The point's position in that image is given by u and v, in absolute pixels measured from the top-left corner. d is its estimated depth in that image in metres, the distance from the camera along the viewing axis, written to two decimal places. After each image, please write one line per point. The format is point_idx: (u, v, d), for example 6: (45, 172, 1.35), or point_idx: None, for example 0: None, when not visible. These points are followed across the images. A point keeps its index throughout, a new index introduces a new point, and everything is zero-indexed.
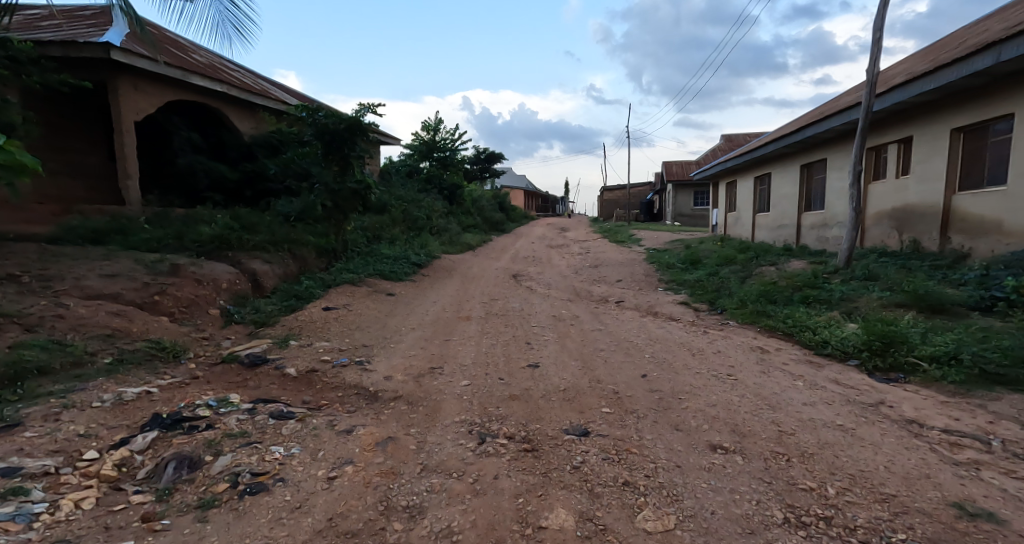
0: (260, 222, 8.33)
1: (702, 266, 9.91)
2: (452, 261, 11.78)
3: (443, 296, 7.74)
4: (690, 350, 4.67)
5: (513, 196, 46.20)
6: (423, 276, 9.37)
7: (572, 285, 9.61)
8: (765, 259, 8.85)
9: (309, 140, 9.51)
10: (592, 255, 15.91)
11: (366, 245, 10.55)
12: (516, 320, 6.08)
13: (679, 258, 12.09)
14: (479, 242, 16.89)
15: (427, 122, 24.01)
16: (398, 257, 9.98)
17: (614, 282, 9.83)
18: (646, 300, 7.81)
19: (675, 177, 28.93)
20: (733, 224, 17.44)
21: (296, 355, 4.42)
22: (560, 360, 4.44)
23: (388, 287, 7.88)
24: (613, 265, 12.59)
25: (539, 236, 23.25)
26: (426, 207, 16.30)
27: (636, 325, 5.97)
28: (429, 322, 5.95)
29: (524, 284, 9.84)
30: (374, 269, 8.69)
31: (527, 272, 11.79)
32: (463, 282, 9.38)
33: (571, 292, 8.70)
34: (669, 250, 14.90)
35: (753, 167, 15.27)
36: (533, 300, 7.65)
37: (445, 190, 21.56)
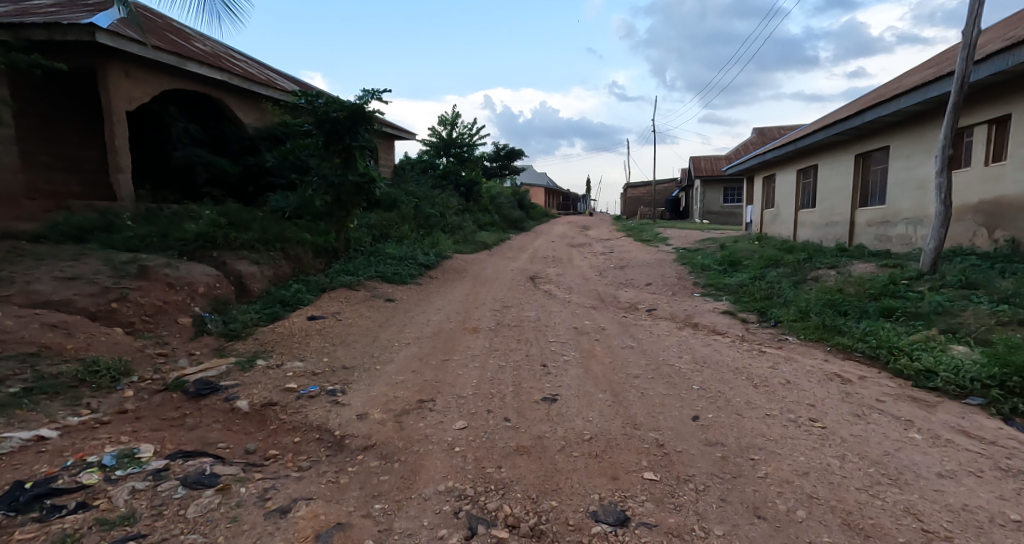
0: (253, 219, 7.58)
1: (746, 270, 8.83)
2: (466, 262, 10.94)
3: (451, 302, 6.90)
4: (750, 380, 3.69)
5: (533, 194, 45.27)
6: (432, 278, 8.57)
7: (597, 290, 8.64)
8: (820, 262, 7.76)
9: (310, 131, 8.76)
10: (618, 255, 14.93)
11: (372, 245, 9.77)
12: (531, 334, 5.17)
13: (715, 259, 11.09)
14: (496, 241, 16.06)
15: (444, 117, 23.20)
16: (406, 257, 9.19)
17: (644, 287, 8.83)
18: (684, 309, 6.82)
19: (703, 174, 27.59)
20: (771, 222, 16.28)
21: (256, 382, 3.57)
22: (584, 392, 3.53)
23: (390, 291, 7.08)
24: (641, 266, 11.58)
25: (559, 235, 22.30)
26: (440, 204, 15.51)
27: (678, 342, 4.99)
28: (429, 335, 5.09)
29: (542, 287, 8.95)
30: (376, 271, 7.88)
31: (547, 274, 10.88)
32: (474, 286, 8.53)
33: (595, 299, 7.75)
34: (702, 250, 13.92)
35: (796, 159, 14.12)
36: (552, 308, 6.73)
37: (462, 186, 20.76)
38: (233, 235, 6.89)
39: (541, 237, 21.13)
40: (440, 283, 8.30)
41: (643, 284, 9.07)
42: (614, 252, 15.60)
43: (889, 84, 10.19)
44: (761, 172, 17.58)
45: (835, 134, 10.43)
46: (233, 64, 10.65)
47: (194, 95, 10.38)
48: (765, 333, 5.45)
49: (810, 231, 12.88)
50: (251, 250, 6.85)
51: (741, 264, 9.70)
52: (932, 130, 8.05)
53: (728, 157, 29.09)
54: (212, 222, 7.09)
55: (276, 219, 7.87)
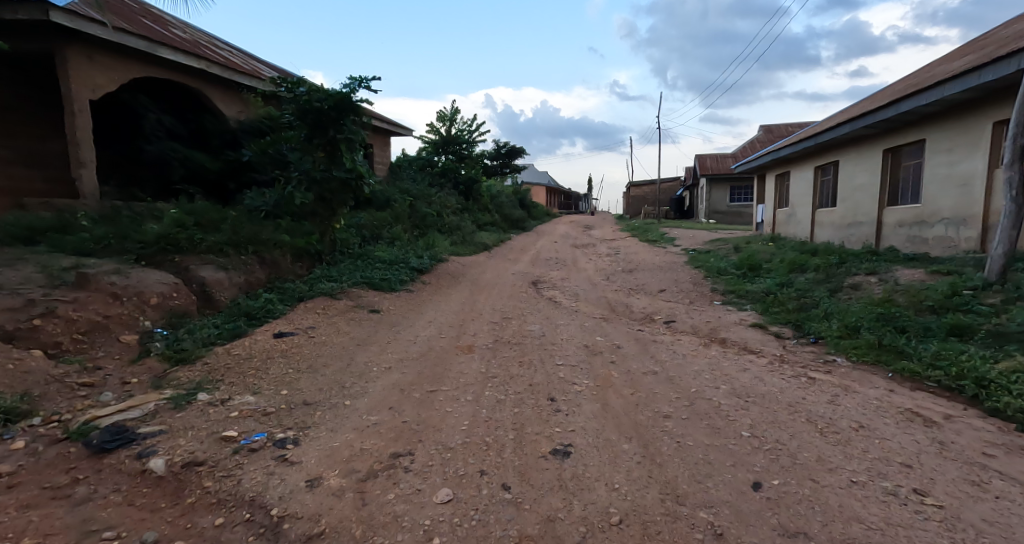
0: (226, 219, 6.82)
1: (770, 277, 8.07)
2: (463, 265, 10.20)
3: (443, 312, 6.16)
4: (813, 423, 2.95)
5: (534, 193, 44.58)
6: (424, 284, 7.84)
7: (606, 298, 7.89)
8: (855, 267, 7.00)
9: (292, 122, 8.01)
10: (624, 257, 14.22)
11: (360, 247, 9.04)
12: (536, 356, 4.42)
13: (732, 263, 10.39)
14: (497, 242, 15.34)
15: (443, 113, 22.46)
16: (397, 261, 8.45)
17: (659, 294, 8.08)
18: (708, 322, 6.07)
19: (710, 172, 26.80)
20: (785, 222, 15.60)
21: (187, 427, 2.80)
22: (604, 442, 2.77)
23: (375, 300, 6.34)
24: (651, 269, 10.85)
25: (562, 235, 21.58)
26: (437, 203, 14.78)
27: (711, 365, 4.23)
28: (417, 356, 4.37)
29: (545, 293, 8.20)
30: (362, 277, 7.15)
31: (550, 278, 10.14)
32: (469, 292, 7.79)
33: (606, 309, 6.99)
34: (714, 252, 13.23)
35: (815, 155, 13.46)
36: (559, 320, 5.99)
37: (461, 185, 20.04)
38: (199, 237, 6.13)
39: (543, 237, 20.42)
40: (432, 290, 7.56)
41: (657, 291, 8.33)
42: (620, 254, 14.88)
43: (923, 72, 9.45)
44: (774, 171, 16.90)
45: (864, 126, 9.77)
46: (213, 52, 9.87)
47: (170, 85, 9.59)
48: (807, 353, 4.70)
49: (830, 232, 12.25)
50: (220, 255, 6.10)
51: (762, 269, 9.05)
52: (976, 121, 7.39)
53: (734, 155, 28.37)
54: (178, 222, 6.33)
55: (252, 219, 7.11)
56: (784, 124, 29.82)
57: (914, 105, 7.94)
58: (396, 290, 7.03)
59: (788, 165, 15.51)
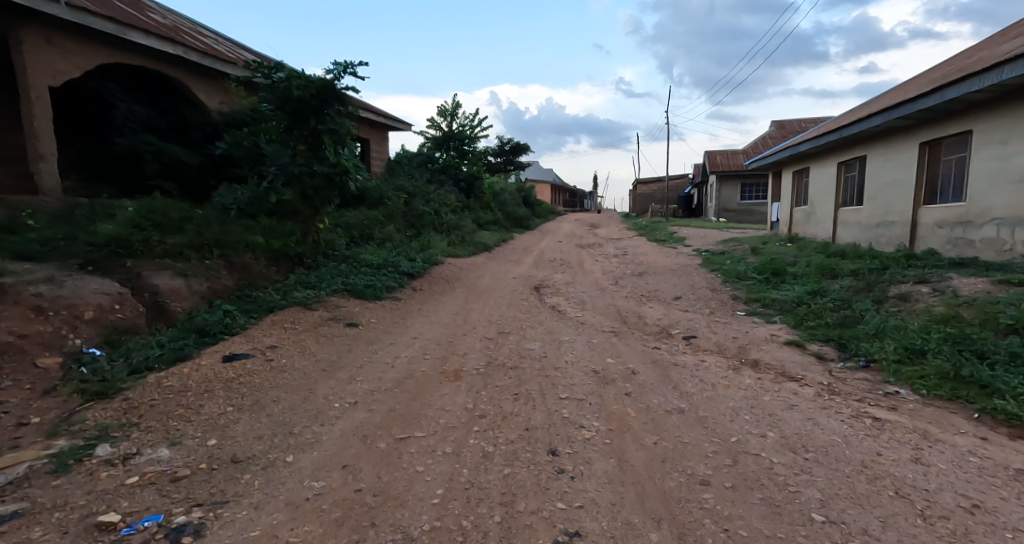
0: (191, 217, 6.06)
1: (801, 285, 7.28)
2: (460, 269, 9.47)
3: (431, 327, 5.43)
4: (910, 501, 2.21)
5: (538, 191, 43.85)
6: (414, 291, 7.11)
7: (616, 307, 7.12)
8: (899, 276, 6.20)
9: (271, 111, 7.25)
10: (633, 258, 13.49)
11: (347, 250, 8.32)
12: (536, 389, 3.67)
13: (752, 266, 9.66)
14: (498, 242, 14.64)
15: (445, 108, 21.72)
16: (386, 265, 7.73)
17: (674, 304, 7.32)
18: (735, 339, 5.29)
19: (720, 169, 25.98)
20: (803, 222, 14.83)
21: (54, 507, 2.05)
22: (624, 531, 2.08)
23: (355, 312, 5.61)
24: (663, 273, 10.11)
25: (566, 234, 20.86)
26: (436, 201, 14.08)
27: (752, 401, 3.45)
28: (398, 384, 3.68)
29: (547, 301, 7.45)
30: (344, 284, 6.43)
31: (553, 283, 9.41)
32: (462, 300, 7.06)
33: (616, 321, 6.23)
34: (730, 253, 12.51)
35: (839, 150, 12.67)
36: (563, 336, 5.24)
37: (462, 181, 19.35)
38: (156, 238, 5.38)
39: (547, 236, 19.72)
40: (423, 298, 6.83)
41: (672, 300, 7.57)
42: (629, 255, 14.14)
43: (966, 59, 8.64)
44: (791, 167, 16.10)
45: (900, 117, 8.98)
46: (193, 38, 9.10)
47: (146, 71, 8.81)
48: (861, 385, 3.92)
49: (857, 232, 11.52)
50: (180, 258, 5.34)
51: (786, 273, 8.37)
52: None
53: (744, 152, 27.56)
54: (134, 221, 5.58)
55: (222, 217, 6.37)
56: (796, 120, 28.93)
57: (963, 92, 7.30)
58: (382, 300, 6.30)
59: (807, 161, 14.71)
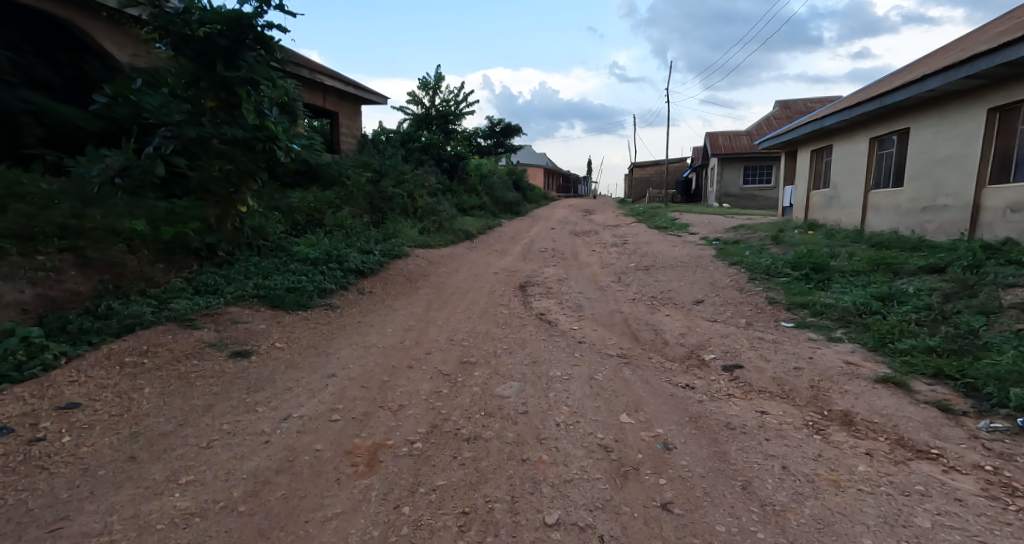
0: (32, 193, 4.39)
1: (857, 287, 5.71)
2: (428, 264, 7.79)
3: (365, 355, 3.80)
4: None
5: (531, 174, 41.96)
6: (357, 298, 5.45)
7: (621, 319, 5.51)
8: (1007, 279, 4.63)
9: (170, 55, 5.50)
10: (633, 248, 11.95)
11: (281, 240, 6.63)
12: (498, 500, 2.08)
13: (781, 259, 8.15)
14: (482, 229, 12.96)
15: (426, 81, 19.85)
16: (325, 259, 6.05)
17: (696, 311, 5.74)
18: (798, 370, 3.70)
19: (722, 151, 24.37)
20: (824, 206, 13.31)
21: None
22: None
23: (256, 331, 3.94)
24: (672, 268, 8.57)
25: (559, 220, 19.22)
26: (410, 183, 12.35)
27: (896, 532, 1.87)
28: (262, 488, 2.07)
29: (531, 308, 5.82)
30: (260, 288, 4.79)
31: (542, 281, 7.77)
32: (419, 307, 5.40)
33: (625, 341, 4.63)
34: (746, 243, 11.02)
35: (871, 123, 11.14)
36: (550, 370, 3.64)
37: (444, 162, 17.64)
38: None
39: (538, 223, 18.08)
40: (366, 308, 5.16)
41: (691, 305, 5.99)
42: (630, 244, 12.62)
43: None
44: (809, 145, 14.55)
45: (965, 77, 7.44)
46: None
47: (29, 12, 7.01)
48: None
49: (895, 218, 10.06)
50: None
51: (828, 268, 6.85)
52: None
53: (748, 133, 25.91)
54: None
55: (87, 196, 4.69)
56: (802, 99, 27.26)
57: None
58: (304, 311, 4.64)
59: (830, 138, 13.17)
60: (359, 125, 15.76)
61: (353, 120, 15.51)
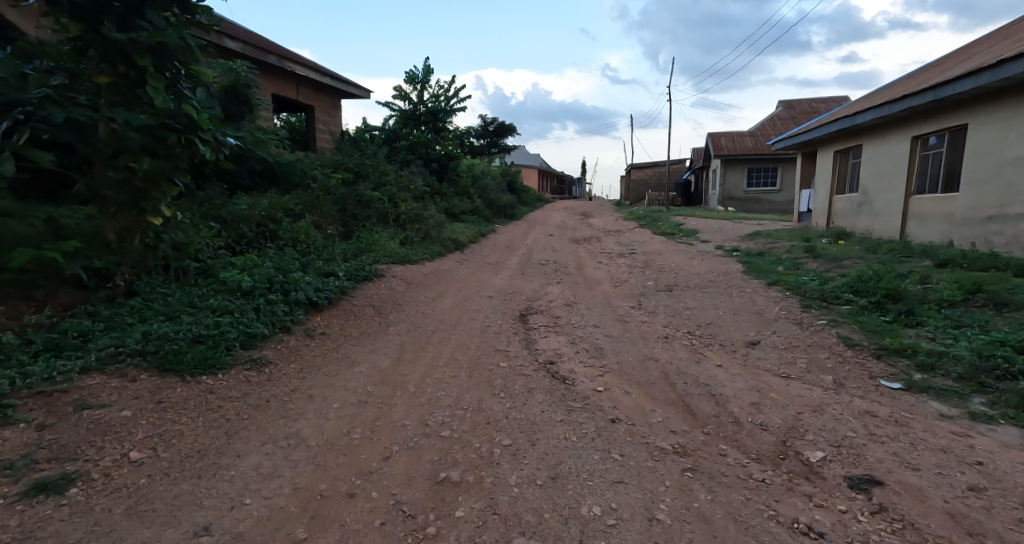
0: None
1: (964, 329, 4.37)
2: (406, 288, 6.35)
3: (285, 467, 2.38)
4: None
5: (525, 175, 40.55)
6: (298, 348, 4.01)
7: (656, 373, 4.12)
8: None
9: (46, 13, 4.04)
10: (644, 259, 10.63)
11: (214, 261, 5.18)
12: None
13: (830, 280, 6.84)
14: (474, 238, 11.55)
15: (414, 74, 18.43)
16: (265, 289, 4.63)
17: (752, 358, 4.37)
18: (974, 496, 2.30)
19: (727, 152, 23.14)
20: (851, 213, 12.03)
21: None
22: None
23: (108, 425, 2.46)
24: (698, 289, 7.23)
25: (556, 225, 17.87)
26: (393, 185, 10.94)
27: None
28: None
29: (536, 359, 4.41)
30: (156, 337, 3.37)
31: (545, 308, 6.38)
32: (379, 363, 3.96)
33: (675, 421, 3.23)
34: (773, 256, 9.72)
35: (913, 120, 9.83)
36: (578, 508, 2.21)
37: (433, 162, 16.25)
38: None
39: (535, 228, 16.72)
40: (308, 366, 3.71)
41: (743, 348, 4.63)
42: (640, 255, 11.28)
43: None
44: (830, 145, 13.24)
45: None
46: None
47: None
48: None
49: (947, 227, 8.77)
50: None
51: (904, 295, 5.52)
52: None
53: (753, 133, 24.72)
54: None
55: None
56: (808, 100, 26.14)
57: None
58: (207, 378, 3.18)
59: (857, 137, 11.85)
60: (339, 121, 14.29)
61: (332, 115, 14.03)
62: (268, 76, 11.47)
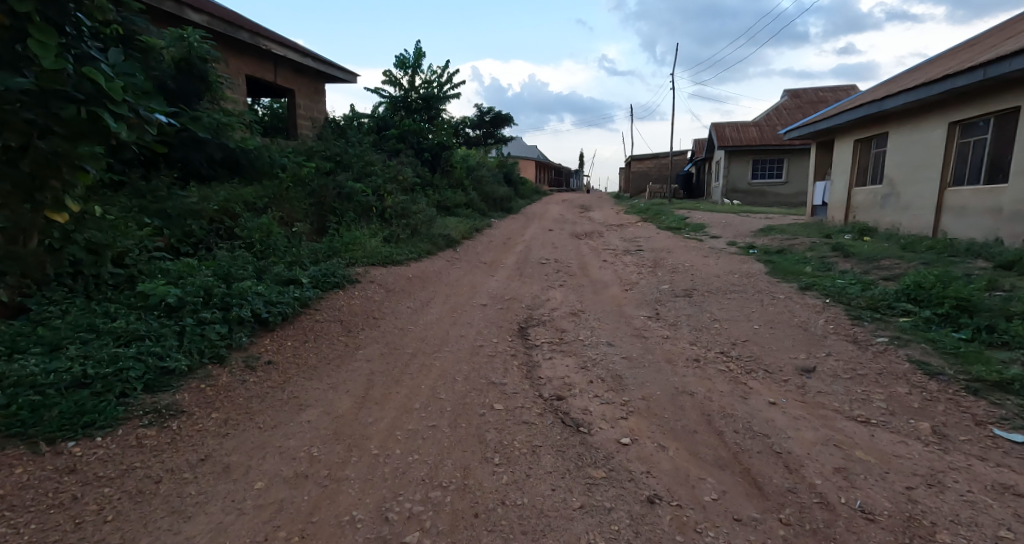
0: None
1: None
2: (384, 296, 5.41)
3: None
4: None
5: (522, 168, 39.32)
6: (228, 388, 3.08)
7: (694, 414, 3.21)
8: None
9: None
10: (653, 257, 9.72)
11: (145, 268, 4.28)
12: None
13: (874, 285, 5.93)
14: (467, 233, 10.60)
15: (404, 59, 17.38)
16: (198, 304, 3.73)
17: (813, 390, 3.46)
18: None
19: (732, 142, 22.21)
20: (872, 206, 11.15)
21: None
22: None
23: None
24: (721, 294, 6.32)
25: (555, 219, 16.93)
26: (378, 175, 9.97)
27: None
28: None
29: (538, 395, 3.48)
30: (15, 382, 2.50)
31: (548, 318, 5.47)
32: (330, 410, 3.01)
33: (735, 500, 2.33)
34: (794, 254, 8.86)
35: (947, 105, 8.92)
36: None
37: (425, 152, 15.25)
38: None
39: (533, 222, 15.77)
40: (232, 417, 2.79)
41: (795, 377, 3.73)
42: (648, 252, 10.39)
43: None
44: (849, 134, 12.28)
45: None
46: None
47: None
48: None
49: (992, 223, 7.89)
50: None
51: (980, 304, 4.57)
52: None
53: (758, 123, 23.77)
54: None
55: None
56: (814, 88, 25.18)
57: None
58: (74, 450, 2.28)
59: (880, 124, 10.93)
60: (322, 107, 13.26)
61: (314, 101, 12.99)
62: (240, 56, 10.45)
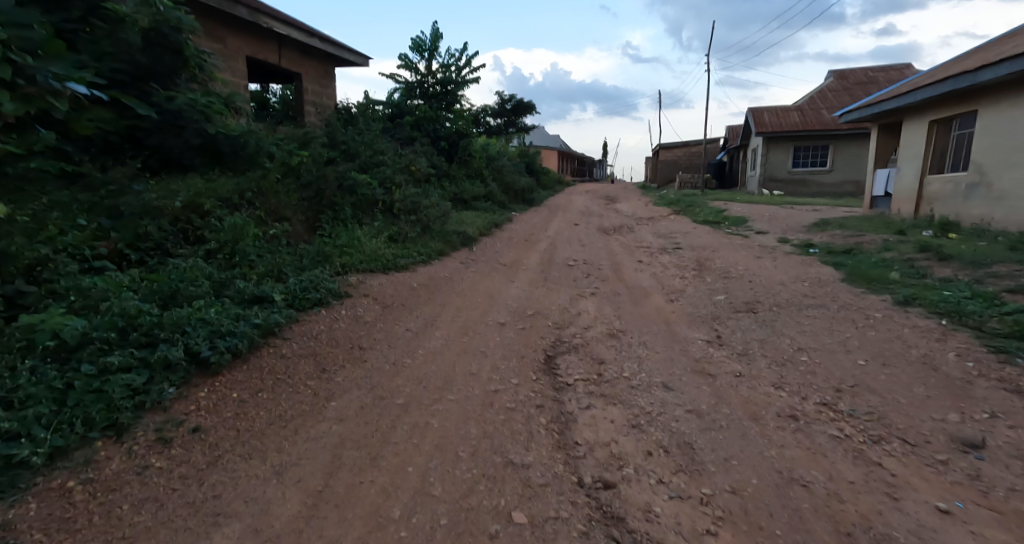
0: None
1: None
2: (379, 314, 4.37)
3: None
4: None
5: (544, 157, 38.00)
6: (113, 484, 2.05)
7: (829, 538, 2.05)
8: None
9: None
10: (697, 256, 8.50)
11: (66, 285, 3.31)
12: None
13: (999, 301, 4.65)
14: (486, 229, 9.52)
15: (421, 42, 16.31)
16: (111, 342, 2.72)
17: (1001, 487, 2.29)
18: None
19: (772, 127, 20.60)
20: (951, 197, 9.68)
21: None
22: None
23: None
24: (796, 310, 5.10)
25: (580, 211, 15.73)
26: (387, 166, 8.93)
27: None
28: None
29: (578, 486, 2.37)
30: None
31: (584, 344, 4.34)
32: (260, 527, 1.95)
33: None
34: (868, 255, 7.54)
35: None
36: None
37: (441, 140, 14.17)
38: None
39: (558, 215, 14.58)
40: None
41: (957, 457, 2.54)
42: (690, 251, 9.16)
43: None
44: (922, 113, 10.71)
45: None
46: None
47: None
48: None
49: None
50: None
51: None
52: None
53: (799, 106, 22.07)
54: None
55: None
56: (861, 69, 23.31)
57: None
58: None
59: (964, 102, 9.41)
60: (331, 92, 12.27)
61: (322, 85, 11.99)
62: (239, 35, 9.47)
